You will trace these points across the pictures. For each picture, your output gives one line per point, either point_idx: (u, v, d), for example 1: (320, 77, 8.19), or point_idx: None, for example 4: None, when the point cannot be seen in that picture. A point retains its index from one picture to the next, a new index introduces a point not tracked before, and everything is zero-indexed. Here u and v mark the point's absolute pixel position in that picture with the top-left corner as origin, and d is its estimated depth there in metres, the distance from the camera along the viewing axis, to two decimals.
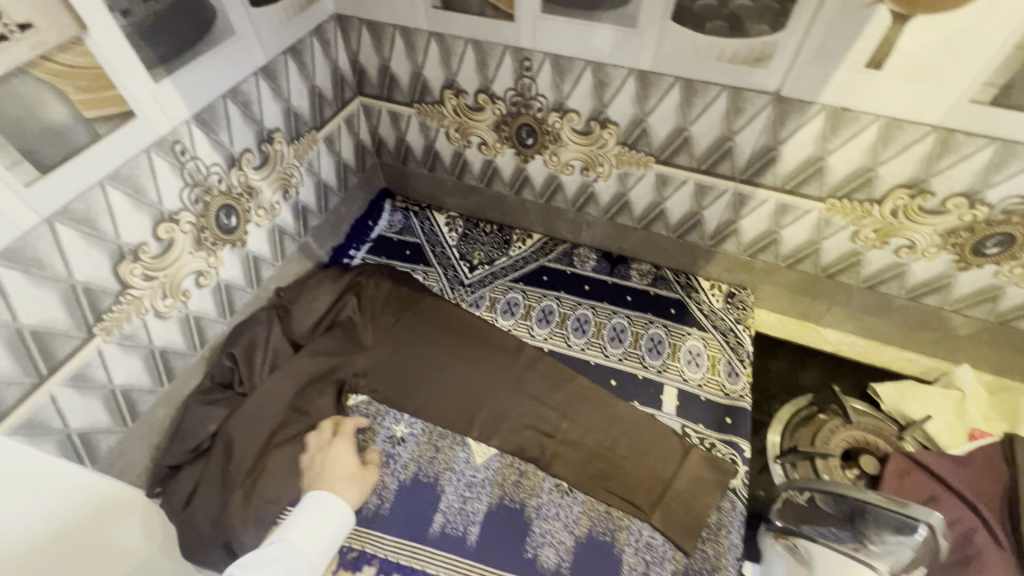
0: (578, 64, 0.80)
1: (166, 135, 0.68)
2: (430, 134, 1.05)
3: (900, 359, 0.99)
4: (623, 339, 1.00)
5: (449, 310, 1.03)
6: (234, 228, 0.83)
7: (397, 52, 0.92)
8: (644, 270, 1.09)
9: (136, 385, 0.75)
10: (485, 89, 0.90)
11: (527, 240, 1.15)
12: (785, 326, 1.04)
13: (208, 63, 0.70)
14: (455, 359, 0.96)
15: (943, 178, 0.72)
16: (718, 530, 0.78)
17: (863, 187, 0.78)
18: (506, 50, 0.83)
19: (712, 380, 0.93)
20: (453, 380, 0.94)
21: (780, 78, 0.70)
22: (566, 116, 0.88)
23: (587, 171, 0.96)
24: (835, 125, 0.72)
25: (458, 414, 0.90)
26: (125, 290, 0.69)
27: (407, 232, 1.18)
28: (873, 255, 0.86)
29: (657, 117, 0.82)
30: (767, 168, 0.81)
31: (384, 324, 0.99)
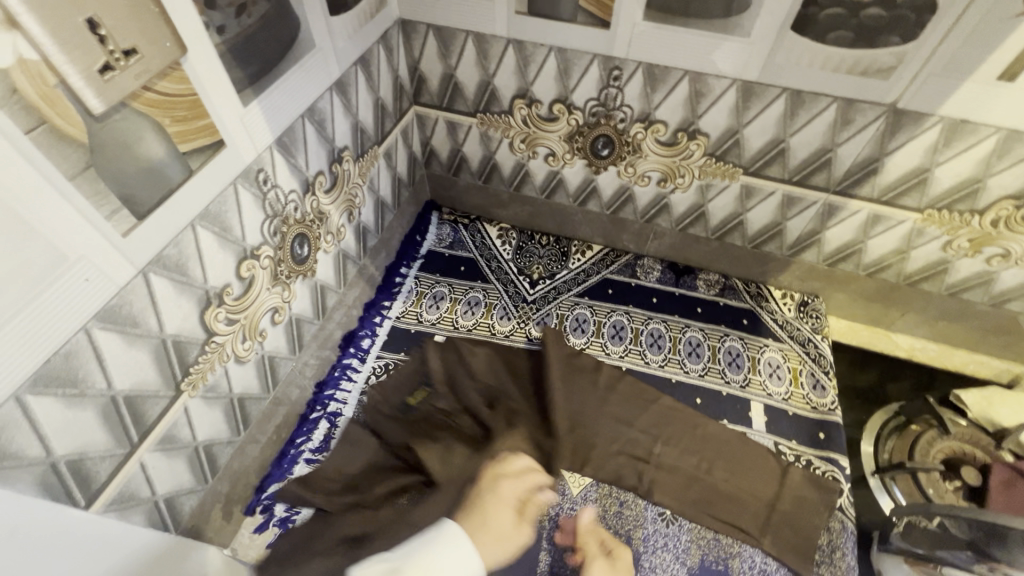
0: (674, 73, 0.76)
1: (251, 164, 0.61)
2: (491, 145, 0.99)
3: (972, 363, 1.00)
4: (700, 354, 0.97)
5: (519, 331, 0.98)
6: (306, 258, 0.77)
7: (466, 59, 0.85)
8: (712, 280, 1.06)
9: (216, 438, 0.68)
10: (563, 99, 0.85)
11: (587, 252, 1.11)
12: (856, 332, 1.04)
13: (291, 81, 0.63)
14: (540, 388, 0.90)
15: None
16: (830, 552, 0.77)
17: (967, 198, 0.76)
18: (595, 58, 0.78)
19: (797, 393, 0.92)
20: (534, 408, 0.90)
21: (900, 90, 0.68)
22: (651, 127, 0.84)
23: (664, 182, 0.92)
24: (950, 137, 0.70)
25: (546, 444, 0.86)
26: (210, 338, 0.62)
27: (458, 246, 1.11)
28: (962, 264, 0.85)
29: (754, 128, 0.78)
30: (866, 179, 0.79)
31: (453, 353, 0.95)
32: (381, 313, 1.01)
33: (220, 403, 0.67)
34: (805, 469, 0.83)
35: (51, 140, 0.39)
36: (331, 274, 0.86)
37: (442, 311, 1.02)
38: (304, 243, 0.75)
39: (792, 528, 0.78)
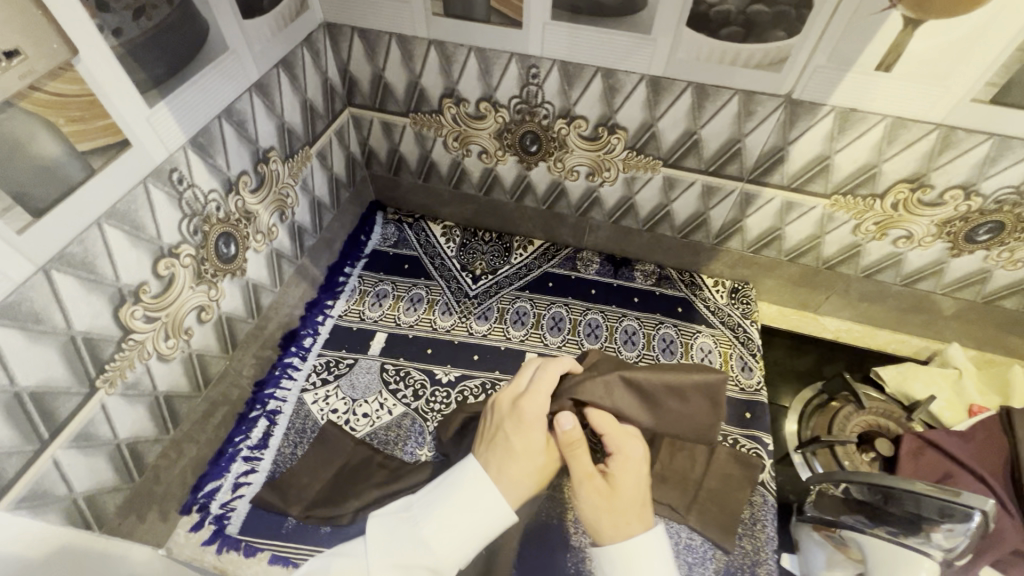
0: (587, 70, 0.79)
1: (162, 163, 0.62)
2: (427, 144, 1.01)
3: (894, 342, 1.04)
4: (635, 342, 1.00)
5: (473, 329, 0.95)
6: (234, 256, 0.78)
7: (393, 60, 0.88)
8: (648, 270, 1.10)
9: (140, 435, 0.69)
10: (488, 97, 0.88)
11: (528, 247, 1.14)
12: (786, 317, 1.08)
13: (203, 83, 0.64)
14: None
15: (943, 172, 0.76)
16: (753, 525, 0.80)
17: (867, 183, 0.81)
18: (513, 57, 0.81)
19: (726, 376, 0.95)
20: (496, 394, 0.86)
21: (792, 82, 0.72)
22: (573, 122, 0.87)
23: (592, 176, 0.95)
24: (843, 126, 0.75)
25: None
26: (127, 336, 0.63)
27: (403, 245, 1.13)
28: (872, 246, 0.90)
29: (667, 121, 0.82)
30: (775, 168, 0.83)
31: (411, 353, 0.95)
32: (325, 312, 1.01)
33: (143, 400, 0.68)
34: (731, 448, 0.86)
35: None
36: (264, 273, 0.87)
37: (384, 308, 1.03)
38: (229, 241, 0.76)
39: (718, 503, 0.81)
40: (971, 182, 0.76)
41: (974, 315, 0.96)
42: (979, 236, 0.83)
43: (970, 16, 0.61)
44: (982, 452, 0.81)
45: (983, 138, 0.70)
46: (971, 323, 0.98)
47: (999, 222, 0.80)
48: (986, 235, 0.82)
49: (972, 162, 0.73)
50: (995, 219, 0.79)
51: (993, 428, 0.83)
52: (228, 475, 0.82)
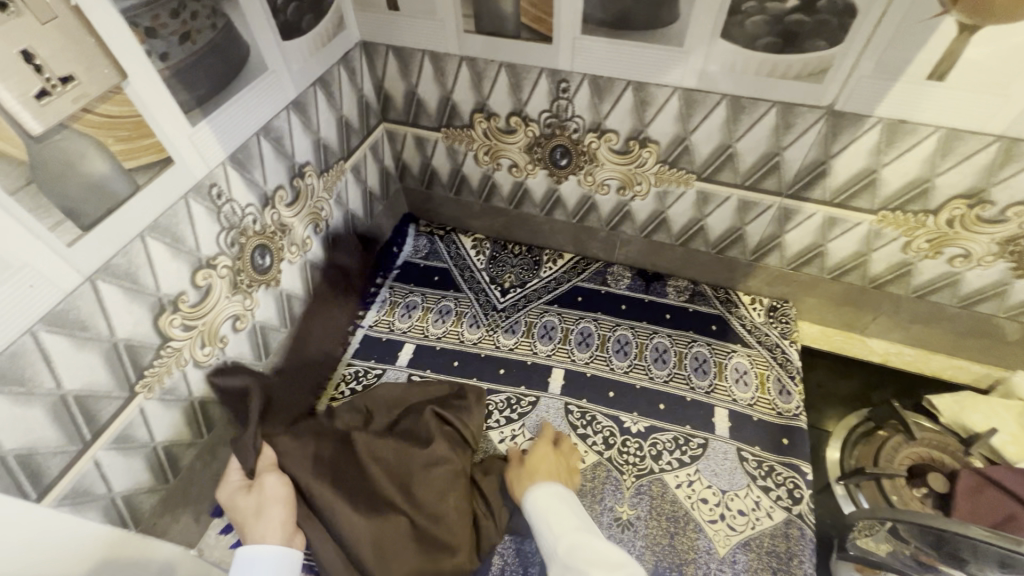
0: (618, 84, 0.78)
1: (203, 179, 0.65)
2: (458, 158, 1.02)
3: (951, 368, 0.97)
4: (666, 360, 0.97)
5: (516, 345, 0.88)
6: (269, 267, 0.81)
7: (425, 76, 0.89)
8: (681, 286, 1.06)
9: (175, 439, 0.72)
10: (518, 112, 0.88)
11: (558, 261, 1.13)
12: (830, 338, 1.02)
13: (243, 101, 0.67)
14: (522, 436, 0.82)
15: (1005, 187, 0.70)
16: (788, 560, 0.76)
17: (918, 198, 0.76)
18: (543, 71, 0.81)
19: (762, 399, 0.91)
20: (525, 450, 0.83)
21: (835, 93, 0.68)
22: (604, 136, 0.86)
23: (623, 190, 0.94)
24: (891, 139, 0.70)
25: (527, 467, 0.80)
26: (165, 343, 0.65)
27: (433, 257, 1.14)
28: (926, 265, 0.84)
29: (701, 134, 0.80)
30: (816, 182, 0.79)
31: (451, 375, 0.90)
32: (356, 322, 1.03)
33: (179, 404, 0.71)
34: (767, 477, 0.83)
35: None
36: (299, 284, 0.90)
37: (414, 319, 1.05)
38: (264, 252, 0.79)
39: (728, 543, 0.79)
40: None
41: None
42: None
43: None
44: None
45: None
46: None
47: None
48: None
49: None
50: None
51: None
52: None
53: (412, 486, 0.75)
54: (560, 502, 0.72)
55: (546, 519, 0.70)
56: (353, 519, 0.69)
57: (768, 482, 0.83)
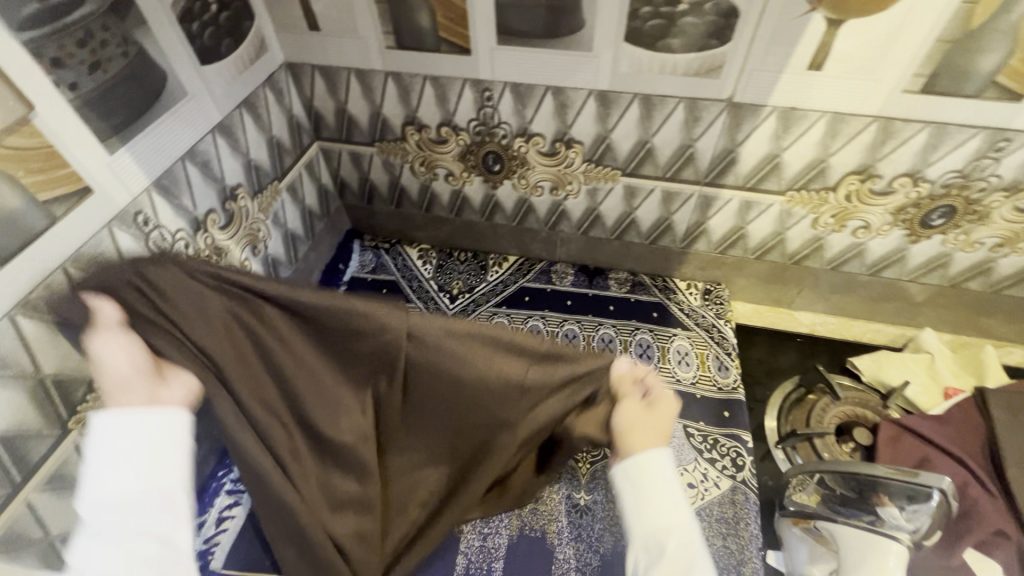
0: (537, 90, 0.82)
1: (127, 208, 0.64)
2: (395, 171, 1.04)
3: (869, 331, 1.05)
4: (613, 349, 1.01)
5: None
6: None
7: (354, 93, 0.91)
8: (622, 278, 1.11)
9: None
10: (448, 122, 0.91)
11: (503, 264, 1.16)
12: (761, 315, 1.09)
13: (164, 127, 0.67)
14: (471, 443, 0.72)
15: (889, 161, 0.78)
16: (736, 524, 0.80)
17: (818, 177, 0.83)
18: (466, 82, 0.84)
19: (703, 376, 0.96)
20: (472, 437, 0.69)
21: (732, 86, 0.74)
22: (531, 139, 0.90)
23: (556, 190, 0.98)
24: (787, 125, 0.77)
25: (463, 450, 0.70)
26: None
27: (381, 270, 1.15)
28: (834, 238, 0.92)
29: (620, 132, 0.85)
30: (728, 169, 0.85)
31: None
32: None
33: None
34: (712, 449, 0.87)
35: None
36: None
37: None
38: None
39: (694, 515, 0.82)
40: (917, 169, 0.78)
41: (944, 300, 0.97)
42: (934, 221, 0.84)
43: (887, 13, 0.63)
44: (960, 434, 0.82)
45: (920, 127, 0.73)
46: (941, 308, 0.99)
47: (951, 206, 0.81)
48: (940, 219, 0.84)
49: (914, 150, 0.76)
50: (946, 203, 0.81)
51: (969, 411, 0.85)
52: (211, 511, 0.80)
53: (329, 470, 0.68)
54: (655, 485, 0.60)
55: (637, 502, 0.60)
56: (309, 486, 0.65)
57: (713, 454, 0.87)
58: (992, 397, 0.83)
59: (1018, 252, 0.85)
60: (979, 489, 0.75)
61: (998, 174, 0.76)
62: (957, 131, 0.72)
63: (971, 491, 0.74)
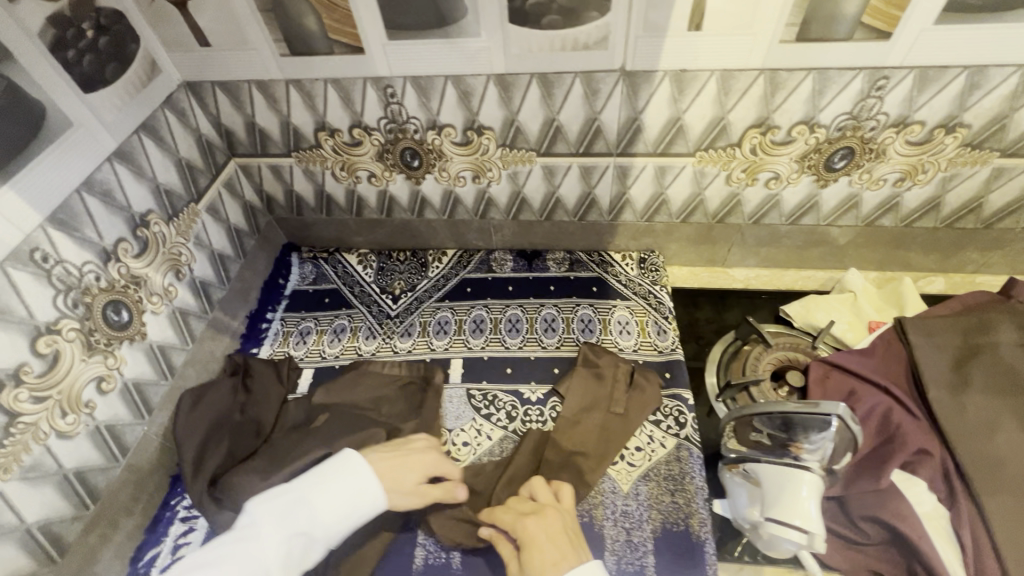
0: (438, 81, 0.83)
1: (20, 246, 0.63)
2: (318, 179, 1.04)
3: (800, 279, 1.08)
4: (555, 328, 1.03)
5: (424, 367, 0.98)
6: (128, 321, 0.79)
7: (259, 106, 0.90)
8: (559, 258, 1.13)
9: (54, 516, 0.69)
10: (358, 123, 0.91)
11: (443, 258, 1.17)
12: (697, 276, 1.12)
13: (49, 159, 0.66)
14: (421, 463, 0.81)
15: (783, 111, 0.80)
16: (682, 479, 0.82)
17: (721, 135, 0.85)
18: (367, 81, 0.84)
19: (644, 343, 0.99)
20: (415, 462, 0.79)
21: (621, 55, 0.76)
22: (442, 131, 0.90)
23: (478, 179, 0.99)
24: (681, 87, 0.79)
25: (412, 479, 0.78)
26: (15, 420, 0.63)
27: (322, 280, 1.15)
28: (749, 192, 0.94)
29: (526, 114, 0.86)
30: (636, 138, 0.87)
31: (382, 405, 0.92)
32: None
33: (49, 480, 0.68)
34: (655, 412, 0.90)
35: None
36: (171, 334, 0.88)
37: (309, 344, 1.05)
38: (119, 307, 0.77)
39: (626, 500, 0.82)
40: (810, 116, 0.80)
41: (863, 239, 1.01)
42: (837, 163, 0.87)
43: None
44: (883, 362, 0.86)
45: (804, 75, 0.75)
46: (862, 247, 1.03)
47: (849, 147, 0.84)
48: (842, 161, 0.87)
49: (803, 98, 0.78)
50: (844, 145, 0.84)
51: (890, 339, 0.89)
52: (166, 540, 0.81)
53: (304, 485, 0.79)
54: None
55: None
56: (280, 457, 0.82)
57: (658, 415, 0.89)
58: (909, 324, 0.87)
59: (920, 184, 0.89)
60: (902, 411, 0.79)
61: (884, 111, 0.79)
62: (839, 74, 0.75)
63: (894, 415, 0.78)
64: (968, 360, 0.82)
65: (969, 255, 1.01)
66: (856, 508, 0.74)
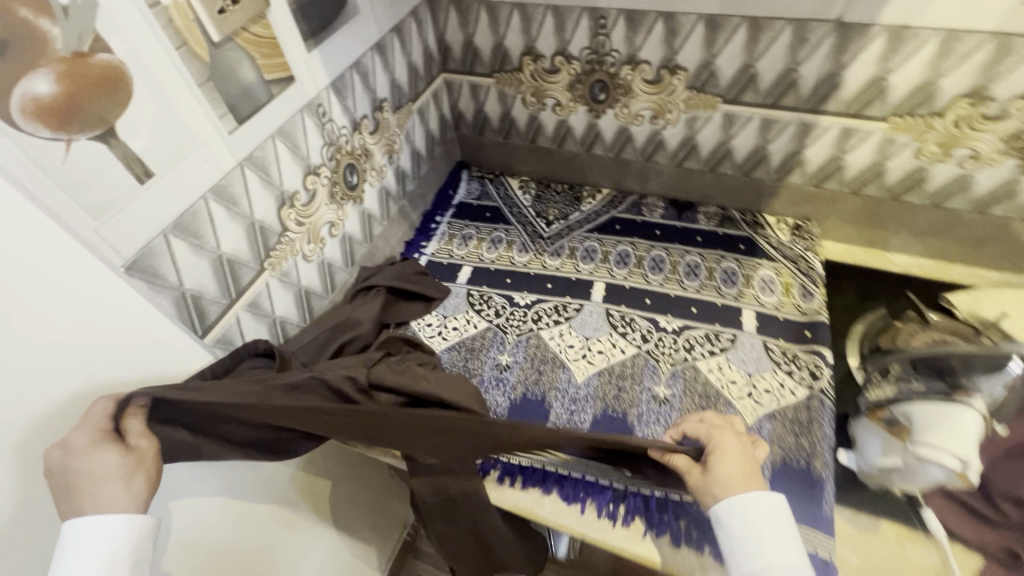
0: (649, 16, 0.90)
1: (313, 98, 0.81)
2: (507, 102, 1.16)
3: (970, 275, 1.03)
4: (698, 274, 1.08)
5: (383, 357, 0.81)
6: (355, 185, 0.97)
7: (481, 26, 1.04)
8: (711, 213, 1.17)
9: (288, 318, 0.89)
10: (562, 51, 1.01)
11: (597, 196, 1.25)
12: (852, 254, 1.11)
13: (343, 36, 0.84)
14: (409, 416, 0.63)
15: (1004, 82, 0.78)
16: (809, 425, 0.85)
17: (925, 101, 0.84)
18: (584, 10, 0.94)
19: (787, 301, 1.01)
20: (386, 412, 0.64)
21: (842, 5, 0.79)
22: (638, 67, 0.98)
23: (656, 120, 1.05)
24: (897, 44, 0.80)
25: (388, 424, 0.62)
26: (284, 232, 0.82)
27: (485, 197, 1.29)
28: (938, 169, 0.92)
29: (724, 58, 0.91)
30: (830, 94, 0.89)
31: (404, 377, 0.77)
32: (420, 250, 1.18)
33: (292, 288, 0.87)
34: (790, 362, 0.93)
35: (191, 58, 0.61)
36: (376, 207, 1.06)
37: (470, 247, 1.19)
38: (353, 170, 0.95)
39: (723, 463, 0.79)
40: None
41: None
42: None
43: None
44: None
45: None
46: None
47: None
48: None
49: None
50: None
51: None
52: None
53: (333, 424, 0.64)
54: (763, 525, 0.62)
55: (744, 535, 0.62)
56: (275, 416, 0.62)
57: (791, 366, 0.92)
58: None
59: None
60: None
61: None
62: None
63: None
64: None
65: None
66: (999, 489, 0.74)
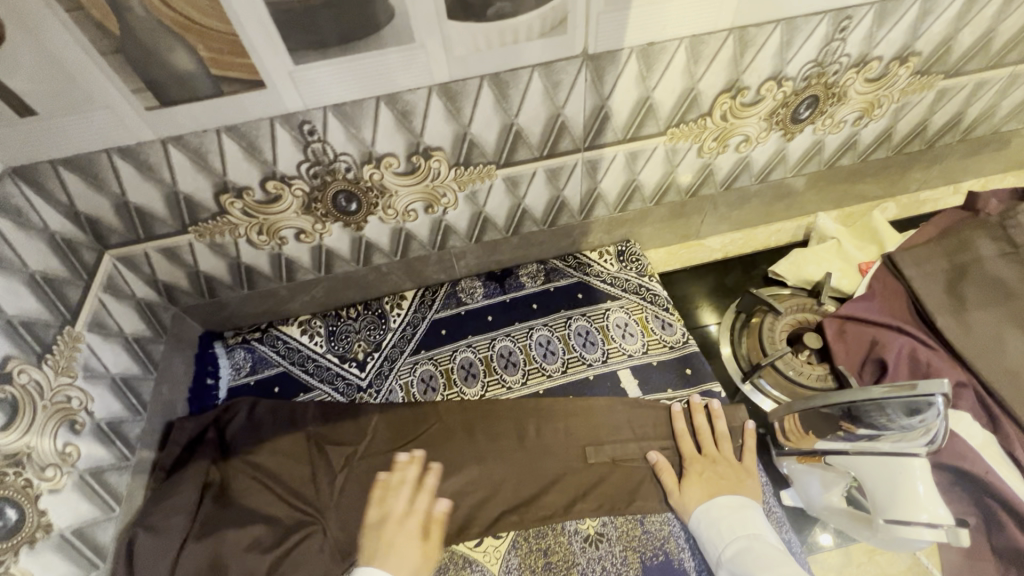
0: (367, 106, 0.66)
1: None
2: (229, 251, 0.82)
3: (771, 236, 1.07)
4: (555, 351, 0.92)
5: (387, 482, 0.78)
6: (19, 520, 0.56)
7: (131, 180, 0.68)
8: (533, 271, 1.02)
9: None
10: (272, 175, 0.72)
11: (402, 303, 1.00)
12: (675, 255, 1.06)
13: None
14: (451, 454, 0.81)
15: (751, 71, 0.75)
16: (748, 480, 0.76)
17: (692, 107, 0.78)
18: (274, 120, 0.66)
19: (652, 341, 0.91)
20: (453, 454, 0.81)
21: (582, 38, 0.65)
22: (381, 163, 0.74)
23: (432, 208, 0.84)
24: (649, 63, 0.70)
25: (451, 456, 0.81)
26: None
27: (261, 366, 0.93)
28: (720, 160, 0.89)
29: (480, 124, 0.72)
30: (604, 126, 0.77)
31: (400, 490, 0.78)
32: None
33: None
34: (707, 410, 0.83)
35: None
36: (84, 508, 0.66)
37: None
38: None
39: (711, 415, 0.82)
40: (778, 70, 0.76)
41: (824, 182, 1.00)
42: (803, 114, 0.84)
43: None
44: (888, 303, 0.86)
45: (773, 27, 0.69)
46: (822, 191, 1.03)
47: (814, 96, 0.81)
48: (807, 111, 0.83)
49: (771, 52, 0.73)
50: (809, 95, 0.80)
51: (886, 278, 0.89)
52: None
53: (406, 471, 0.79)
54: (737, 523, 0.69)
55: (716, 523, 0.69)
56: (349, 473, 0.79)
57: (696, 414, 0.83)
58: (897, 255, 0.88)
59: (876, 119, 0.89)
60: (927, 349, 0.78)
61: (847, 53, 0.76)
62: (806, 22, 0.70)
63: (921, 355, 0.77)
64: (964, 283, 0.82)
65: (912, 176, 1.05)
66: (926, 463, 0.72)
